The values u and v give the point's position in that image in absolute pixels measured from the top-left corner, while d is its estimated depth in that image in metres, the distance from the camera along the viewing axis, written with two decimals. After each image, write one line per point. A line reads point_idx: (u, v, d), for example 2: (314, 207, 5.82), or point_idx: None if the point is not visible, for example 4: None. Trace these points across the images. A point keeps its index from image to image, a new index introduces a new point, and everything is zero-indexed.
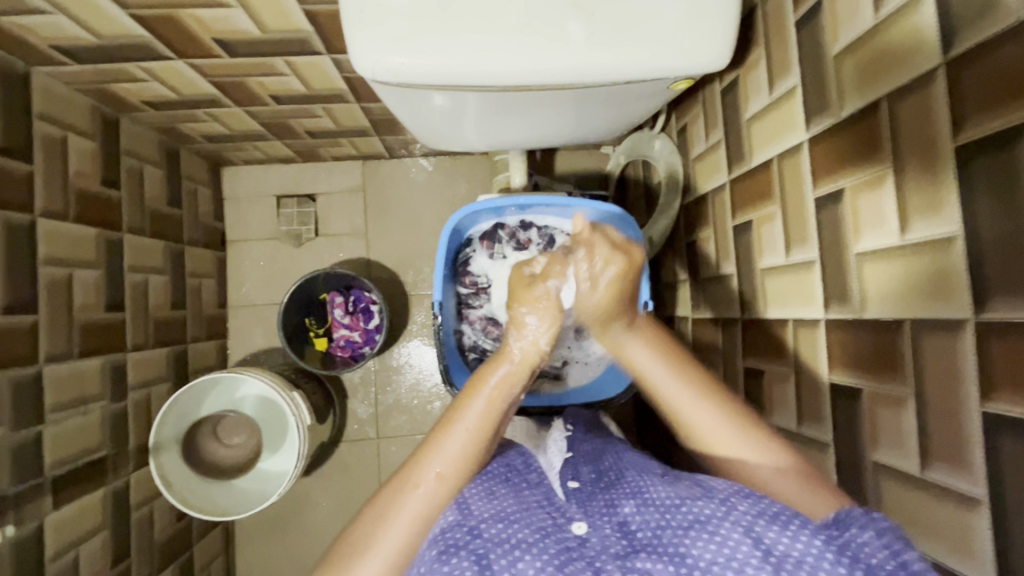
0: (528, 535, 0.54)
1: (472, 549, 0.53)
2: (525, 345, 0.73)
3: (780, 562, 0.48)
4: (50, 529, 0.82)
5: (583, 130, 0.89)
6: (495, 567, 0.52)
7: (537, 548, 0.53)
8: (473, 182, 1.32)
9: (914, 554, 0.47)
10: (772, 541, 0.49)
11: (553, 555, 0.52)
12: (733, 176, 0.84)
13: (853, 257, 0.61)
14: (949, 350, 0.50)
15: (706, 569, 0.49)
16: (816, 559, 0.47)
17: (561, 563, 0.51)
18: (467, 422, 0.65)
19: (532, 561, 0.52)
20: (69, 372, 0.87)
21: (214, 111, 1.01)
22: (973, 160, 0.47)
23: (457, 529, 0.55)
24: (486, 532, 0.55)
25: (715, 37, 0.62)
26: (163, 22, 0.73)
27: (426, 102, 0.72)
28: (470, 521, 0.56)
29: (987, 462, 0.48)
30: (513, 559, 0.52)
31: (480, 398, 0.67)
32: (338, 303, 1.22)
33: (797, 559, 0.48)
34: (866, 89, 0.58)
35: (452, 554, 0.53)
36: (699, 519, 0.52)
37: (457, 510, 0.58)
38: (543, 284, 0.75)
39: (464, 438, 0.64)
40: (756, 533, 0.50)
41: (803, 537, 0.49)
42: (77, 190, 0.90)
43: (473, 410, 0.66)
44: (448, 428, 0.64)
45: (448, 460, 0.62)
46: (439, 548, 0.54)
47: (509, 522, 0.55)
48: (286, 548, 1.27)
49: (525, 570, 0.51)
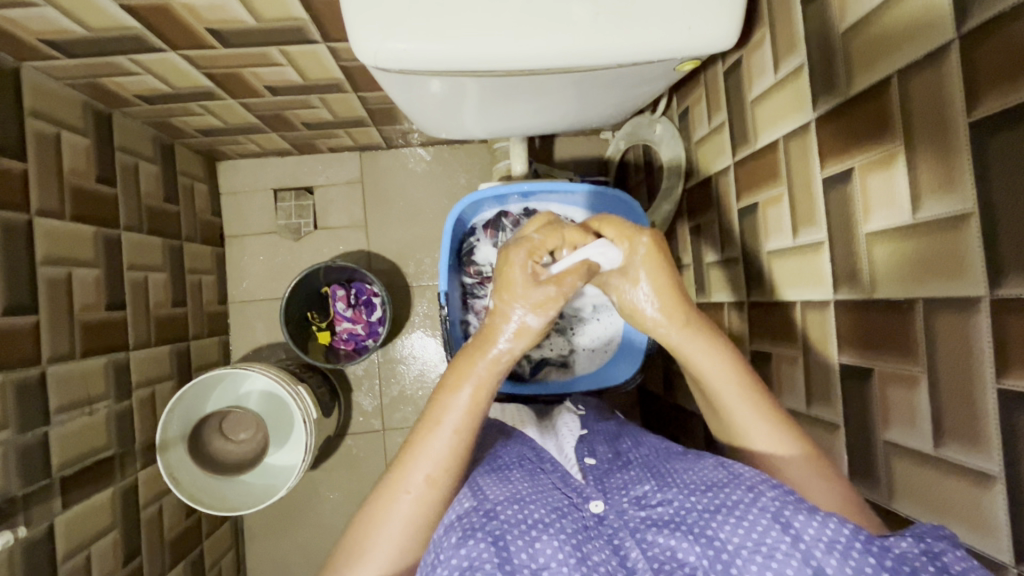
0: (545, 515, 0.56)
1: (489, 531, 0.54)
2: (503, 350, 0.65)
3: (808, 550, 0.49)
4: (62, 529, 0.81)
5: (584, 114, 0.87)
6: (512, 549, 0.53)
7: (555, 527, 0.55)
8: (472, 171, 1.31)
9: (954, 557, 0.47)
10: (801, 525, 0.50)
11: (570, 534, 0.55)
12: (737, 157, 0.83)
13: (863, 237, 0.60)
14: (962, 328, 0.50)
15: (734, 552, 0.52)
16: (844, 539, 0.49)
17: (579, 541, 0.55)
18: (451, 421, 0.62)
19: (550, 541, 0.54)
20: (74, 372, 0.86)
21: (209, 103, 0.99)
22: (989, 137, 0.46)
23: (474, 514, 0.56)
24: (503, 514, 0.56)
25: (721, 14, 0.61)
26: (154, 13, 0.71)
27: (425, 89, 0.71)
28: (486, 504, 0.58)
29: (1002, 440, 0.48)
30: (531, 539, 0.54)
31: (461, 396, 0.63)
32: (340, 296, 1.20)
33: (827, 542, 0.49)
34: (875, 67, 0.57)
35: (470, 536, 0.54)
36: (725, 504, 0.55)
37: (472, 496, 0.59)
38: (519, 271, 0.68)
39: (450, 437, 0.61)
40: (784, 517, 0.51)
41: (833, 520, 0.50)
42: (73, 188, 0.88)
43: (453, 412, 0.62)
44: (433, 425, 0.62)
45: (434, 460, 0.61)
46: (457, 534, 0.55)
47: (525, 503, 0.57)
48: (297, 541, 1.28)
49: (543, 550, 0.53)
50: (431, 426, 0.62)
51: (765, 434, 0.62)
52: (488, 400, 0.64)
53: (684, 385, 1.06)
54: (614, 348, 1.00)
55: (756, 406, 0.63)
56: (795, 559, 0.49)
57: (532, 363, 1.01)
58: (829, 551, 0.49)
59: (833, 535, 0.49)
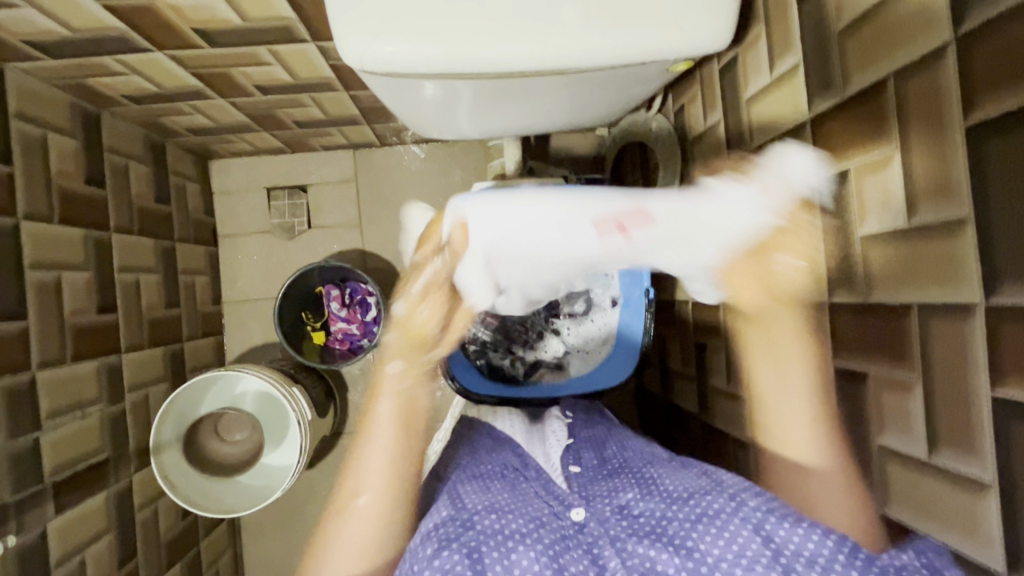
0: (522, 526, 0.59)
1: (465, 543, 0.56)
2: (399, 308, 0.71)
3: (787, 563, 0.52)
4: (54, 535, 0.81)
5: (577, 115, 0.87)
6: (486, 562, 0.55)
7: (531, 538, 0.57)
8: (467, 168, 1.29)
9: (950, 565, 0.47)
10: (782, 539, 0.53)
11: (547, 545, 0.57)
12: (732, 156, 0.82)
13: (859, 240, 0.60)
14: (957, 334, 0.49)
15: (714, 564, 0.54)
16: (823, 557, 0.51)
17: (556, 552, 0.57)
18: (381, 430, 0.68)
19: (526, 552, 0.56)
20: (65, 377, 0.86)
21: (198, 103, 0.98)
22: (985, 142, 0.46)
23: (451, 524, 0.59)
24: (479, 524, 0.59)
25: (714, 14, 0.60)
26: (139, 13, 0.70)
27: (417, 91, 0.70)
28: (463, 514, 0.60)
29: (997, 449, 0.47)
30: (506, 551, 0.56)
31: (385, 405, 0.68)
32: (334, 296, 1.20)
33: (808, 558, 0.52)
34: (871, 67, 0.56)
35: (446, 547, 0.56)
36: (706, 513, 0.57)
37: (451, 504, 0.61)
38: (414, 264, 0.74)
39: (384, 445, 0.67)
40: (766, 531, 0.54)
41: (813, 534, 0.52)
42: (61, 191, 0.87)
43: (382, 423, 0.68)
44: (367, 437, 0.68)
45: (375, 469, 0.67)
46: (433, 545, 0.57)
47: (502, 513, 0.60)
48: (294, 540, 1.28)
49: (519, 561, 0.56)
50: (367, 439, 0.68)
51: (806, 440, 0.66)
52: (411, 403, 0.69)
53: (681, 385, 1.06)
54: (611, 347, 0.98)
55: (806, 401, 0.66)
56: (774, 569, 0.52)
57: (526, 364, 1.01)
58: (808, 565, 0.51)
59: (815, 550, 0.52)
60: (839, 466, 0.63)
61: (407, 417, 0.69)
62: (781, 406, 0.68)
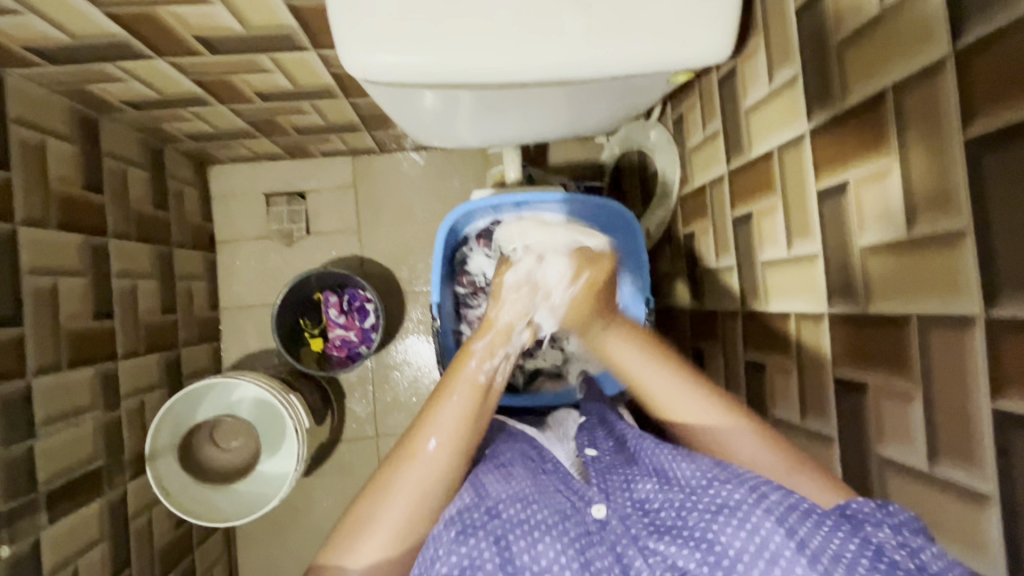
0: (548, 516, 0.57)
1: (490, 530, 0.55)
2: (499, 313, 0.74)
3: (813, 556, 0.49)
4: (47, 543, 0.80)
5: (578, 125, 0.87)
6: (514, 550, 0.54)
7: (557, 530, 0.56)
8: (466, 175, 1.29)
9: (931, 555, 0.48)
10: (806, 534, 0.51)
11: (574, 538, 0.55)
12: (731, 166, 0.83)
13: (858, 251, 0.60)
14: (956, 347, 0.49)
15: (735, 557, 0.51)
16: (849, 555, 0.49)
17: (582, 546, 0.55)
18: (460, 397, 0.65)
19: (552, 544, 0.54)
20: (60, 383, 0.85)
21: (198, 109, 0.98)
22: (985, 155, 0.46)
23: (474, 511, 0.57)
24: (504, 513, 0.57)
25: (714, 26, 0.60)
26: (141, 21, 0.70)
27: (418, 101, 0.70)
28: (487, 502, 0.58)
29: (997, 461, 0.47)
30: (533, 540, 0.55)
31: (464, 379, 0.66)
32: (332, 302, 1.19)
33: (834, 555, 0.49)
34: (871, 80, 0.57)
35: (470, 534, 0.55)
36: (727, 504, 0.54)
37: (473, 492, 0.59)
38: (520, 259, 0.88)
39: (459, 406, 0.64)
40: (788, 524, 0.51)
41: (838, 533, 0.51)
42: (59, 197, 0.87)
43: (461, 386, 0.65)
44: (445, 396, 0.64)
45: (444, 430, 0.62)
46: (456, 530, 0.56)
47: (528, 503, 0.58)
48: (289, 549, 1.27)
49: (546, 552, 0.54)
50: (443, 399, 0.64)
51: (700, 410, 0.67)
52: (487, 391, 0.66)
53: None
54: None
55: (700, 391, 0.68)
56: (801, 562, 0.49)
57: (526, 373, 1.02)
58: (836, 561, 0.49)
59: (839, 548, 0.49)
60: (734, 412, 0.66)
61: (484, 391, 0.66)
62: (651, 377, 0.70)
